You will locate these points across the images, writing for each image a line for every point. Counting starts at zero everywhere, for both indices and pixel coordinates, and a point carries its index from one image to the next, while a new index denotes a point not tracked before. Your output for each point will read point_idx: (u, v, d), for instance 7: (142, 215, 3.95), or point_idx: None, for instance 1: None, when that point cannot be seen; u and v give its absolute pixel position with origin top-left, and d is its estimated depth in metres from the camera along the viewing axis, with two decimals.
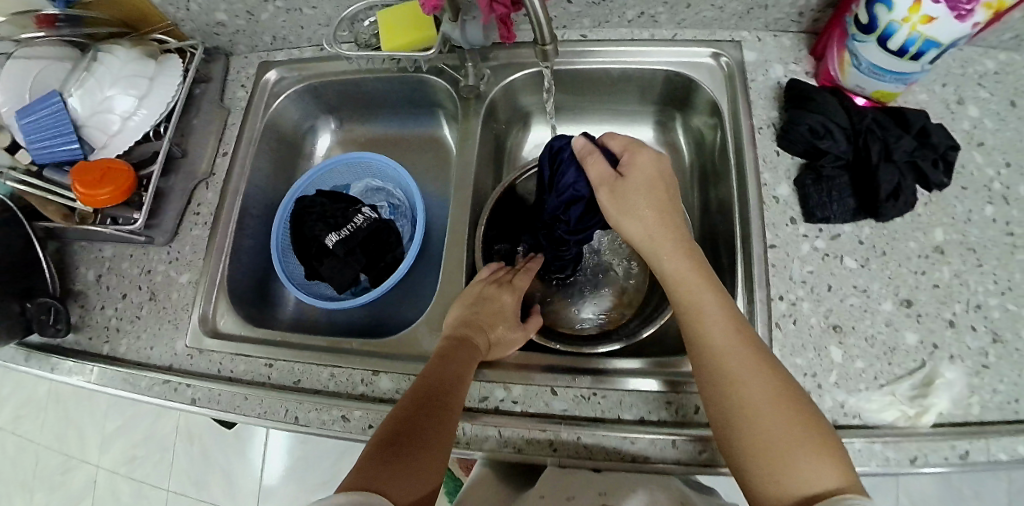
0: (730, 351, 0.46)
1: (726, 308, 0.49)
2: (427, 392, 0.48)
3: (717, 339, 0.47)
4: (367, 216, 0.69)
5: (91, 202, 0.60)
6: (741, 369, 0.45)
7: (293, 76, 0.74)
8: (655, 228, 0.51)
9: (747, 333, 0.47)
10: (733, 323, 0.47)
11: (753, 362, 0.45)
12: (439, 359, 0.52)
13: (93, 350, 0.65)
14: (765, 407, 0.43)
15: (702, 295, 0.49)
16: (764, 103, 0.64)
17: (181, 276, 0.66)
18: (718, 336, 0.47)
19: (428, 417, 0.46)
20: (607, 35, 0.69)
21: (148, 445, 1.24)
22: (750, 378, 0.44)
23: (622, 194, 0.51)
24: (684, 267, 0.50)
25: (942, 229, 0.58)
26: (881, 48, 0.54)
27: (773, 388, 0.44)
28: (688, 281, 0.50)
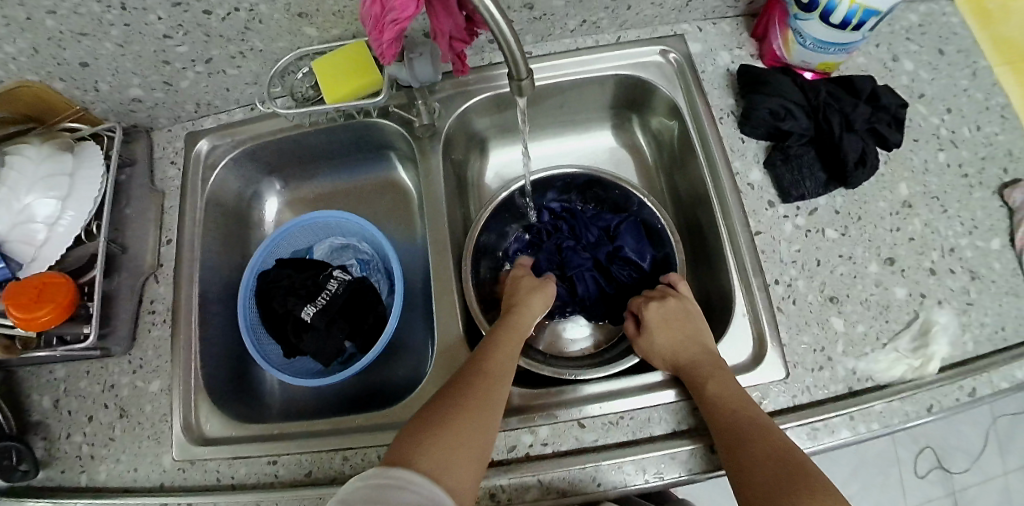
0: (733, 425, 0.46)
1: (738, 394, 0.49)
2: (474, 381, 0.47)
3: (728, 429, 0.46)
4: (340, 279, 0.65)
5: (31, 326, 0.53)
6: (751, 455, 0.43)
7: (226, 143, 0.69)
8: (675, 346, 0.55)
9: (762, 419, 0.46)
10: (741, 405, 0.47)
11: (761, 441, 0.44)
12: (483, 352, 0.51)
13: (69, 485, 0.57)
14: (776, 489, 0.40)
15: (712, 383, 0.50)
16: (720, 93, 0.65)
17: (150, 384, 0.60)
18: (730, 428, 0.46)
19: (476, 402, 0.45)
20: (554, 47, 0.69)
21: None
22: (761, 461, 0.42)
23: (644, 345, 0.58)
24: (696, 368, 0.52)
25: (906, 184, 0.61)
26: (824, 23, 0.56)
27: (784, 472, 0.41)
28: (703, 379, 0.51)
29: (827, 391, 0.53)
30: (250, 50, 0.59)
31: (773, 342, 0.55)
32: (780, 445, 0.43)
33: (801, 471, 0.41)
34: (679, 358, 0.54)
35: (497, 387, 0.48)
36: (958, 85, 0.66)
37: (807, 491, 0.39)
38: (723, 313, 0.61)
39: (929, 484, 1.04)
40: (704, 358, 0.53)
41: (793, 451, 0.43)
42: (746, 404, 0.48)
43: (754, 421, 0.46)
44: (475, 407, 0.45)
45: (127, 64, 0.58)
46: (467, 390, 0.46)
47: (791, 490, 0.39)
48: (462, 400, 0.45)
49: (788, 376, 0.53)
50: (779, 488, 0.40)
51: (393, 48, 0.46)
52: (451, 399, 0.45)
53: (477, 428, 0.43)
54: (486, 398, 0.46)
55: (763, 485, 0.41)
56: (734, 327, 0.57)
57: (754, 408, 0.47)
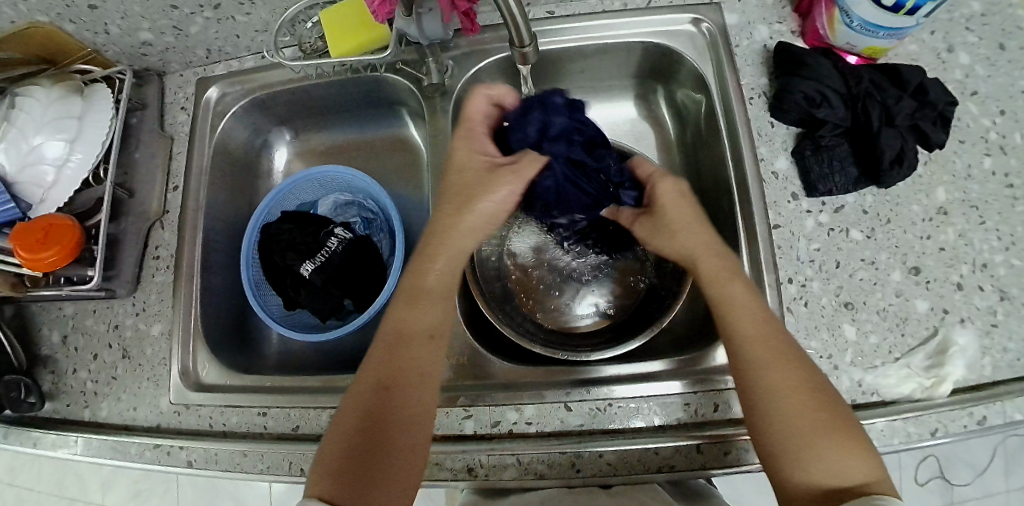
0: (761, 345, 0.44)
1: (758, 315, 0.46)
2: (384, 393, 0.45)
3: (755, 355, 0.44)
4: (340, 238, 0.64)
5: (38, 267, 0.55)
6: (779, 384, 0.43)
7: (236, 91, 0.67)
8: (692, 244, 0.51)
9: (784, 342, 0.45)
10: (763, 328, 0.45)
11: (788, 364, 0.44)
12: (386, 348, 0.47)
13: (74, 418, 0.62)
14: (806, 429, 0.41)
15: (739, 292, 0.47)
16: (753, 70, 0.60)
17: (152, 328, 0.62)
18: (756, 355, 0.44)
19: (394, 416, 0.44)
20: (577, 9, 0.64)
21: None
22: (787, 386, 0.42)
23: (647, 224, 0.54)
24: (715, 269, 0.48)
25: (944, 188, 0.57)
26: (875, 4, 0.51)
27: (813, 403, 0.42)
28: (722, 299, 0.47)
29: None
30: None
31: None
32: (803, 374, 0.43)
33: (828, 405, 0.42)
34: (695, 252, 0.50)
35: (414, 388, 0.46)
36: (1018, 84, 0.59)
37: (834, 432, 0.41)
38: None
39: (927, 492, 1.02)
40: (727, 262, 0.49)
41: (813, 378, 0.43)
42: (769, 326, 0.46)
43: (778, 345, 0.44)
44: (391, 423, 0.44)
45: (135, 8, 0.57)
46: (382, 407, 0.44)
47: (816, 429, 0.41)
48: (377, 417, 0.44)
49: None
50: (807, 426, 0.41)
51: (386, 8, 0.50)
52: (365, 420, 0.44)
53: (403, 438, 0.44)
54: (400, 406, 0.45)
55: (790, 420, 0.41)
56: None
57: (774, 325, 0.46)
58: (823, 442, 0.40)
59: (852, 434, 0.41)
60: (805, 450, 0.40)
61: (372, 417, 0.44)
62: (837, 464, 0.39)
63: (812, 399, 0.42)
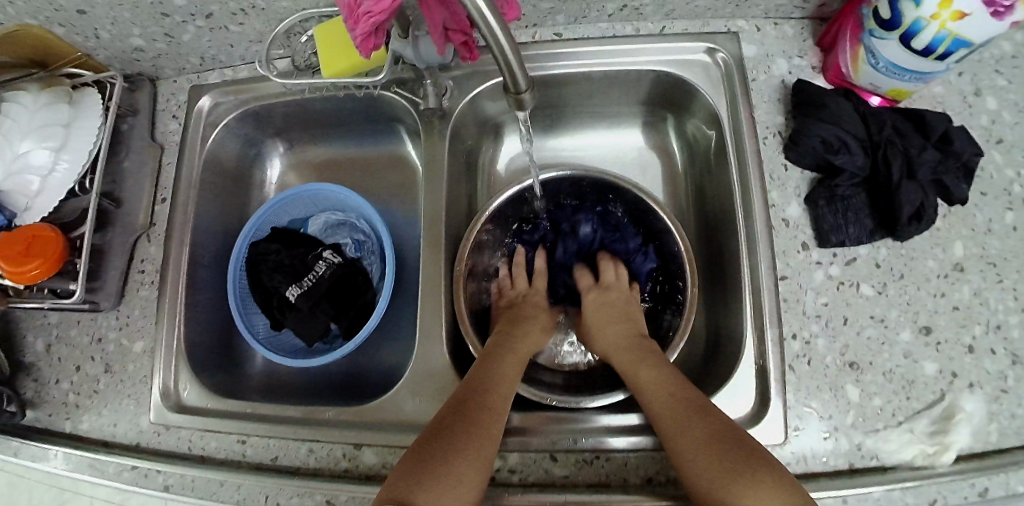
0: (664, 411, 0.46)
1: (671, 384, 0.48)
2: (475, 403, 0.47)
3: (665, 424, 0.45)
4: (328, 262, 0.62)
5: (21, 279, 0.54)
6: (684, 444, 0.43)
7: (230, 101, 0.65)
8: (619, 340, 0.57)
9: (694, 402, 0.46)
10: (670, 395, 0.47)
11: (694, 418, 0.44)
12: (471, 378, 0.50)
13: (54, 429, 0.61)
14: (713, 474, 0.40)
15: (644, 368, 0.51)
16: (769, 107, 0.57)
17: (135, 344, 0.61)
18: (666, 422, 0.45)
19: (475, 423, 0.45)
20: (587, 32, 0.61)
21: None
22: (690, 440, 0.43)
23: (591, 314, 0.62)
24: (627, 354, 0.54)
25: (962, 243, 0.54)
26: (904, 46, 0.48)
27: (721, 448, 0.41)
28: (642, 378, 0.51)
29: (824, 464, 0.49)
30: (251, 8, 0.54)
31: (777, 403, 0.50)
32: (713, 426, 0.43)
33: (735, 451, 0.41)
34: (616, 352, 0.56)
35: (496, 407, 0.48)
36: None
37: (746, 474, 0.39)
38: (729, 355, 0.57)
39: None
40: (637, 345, 0.55)
41: (723, 427, 0.43)
42: (675, 392, 0.48)
43: (685, 406, 0.46)
44: (475, 430, 0.45)
45: (125, 14, 0.55)
46: (471, 413, 0.46)
47: (732, 474, 0.39)
48: (462, 419, 0.45)
49: (784, 442, 0.49)
50: (715, 474, 0.40)
51: (371, 42, 0.42)
52: (453, 419, 0.45)
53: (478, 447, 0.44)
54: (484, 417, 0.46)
55: (702, 469, 0.41)
56: (738, 378, 0.53)
57: (688, 391, 0.47)
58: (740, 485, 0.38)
59: (770, 471, 0.39)
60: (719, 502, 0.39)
61: (457, 418, 0.45)
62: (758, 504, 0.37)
63: (717, 444, 0.42)
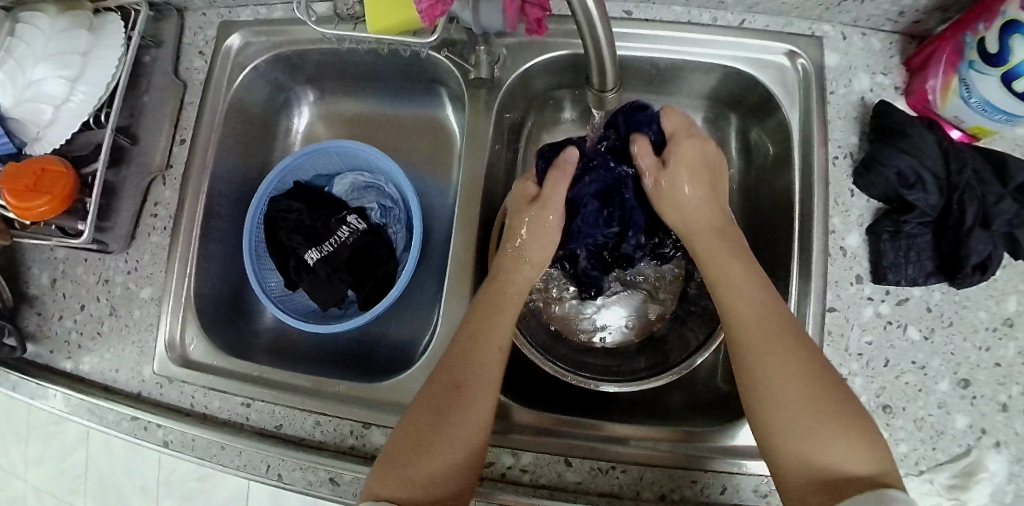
0: (758, 325, 0.42)
1: (759, 295, 0.43)
2: (451, 394, 0.43)
3: (748, 341, 0.41)
4: (352, 228, 0.59)
5: (27, 215, 0.51)
6: (771, 364, 0.39)
7: (261, 42, 0.60)
8: (694, 228, 0.49)
9: (794, 334, 0.41)
10: (762, 307, 0.43)
11: (784, 341, 0.40)
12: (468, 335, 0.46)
13: (55, 367, 0.59)
14: (805, 412, 0.37)
15: (727, 264, 0.46)
16: (844, 126, 0.54)
17: (142, 290, 0.59)
18: (747, 333, 0.42)
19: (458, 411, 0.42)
20: (659, 14, 0.56)
21: (89, 474, 1.01)
22: (787, 365, 0.39)
23: (665, 181, 0.50)
24: (704, 244, 0.48)
25: (1017, 297, 0.51)
26: (1003, 87, 0.43)
27: (819, 387, 0.38)
28: (717, 280, 0.46)
29: None
30: None
31: None
32: (806, 357, 0.39)
33: (834, 400, 0.38)
34: (693, 232, 0.49)
35: (475, 396, 0.43)
36: None
37: (838, 427, 0.36)
38: None
39: None
40: (712, 215, 0.49)
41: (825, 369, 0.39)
42: (767, 309, 0.42)
43: (776, 328, 0.41)
44: (451, 424, 0.41)
45: None
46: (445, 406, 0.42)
47: (826, 417, 0.37)
48: (441, 416, 0.42)
49: None
50: (806, 407, 0.37)
51: (437, 10, 0.40)
52: (433, 416, 0.42)
53: (450, 444, 0.41)
54: (464, 409, 0.42)
55: (789, 400, 0.38)
56: None
57: (773, 303, 0.43)
58: (833, 423, 0.36)
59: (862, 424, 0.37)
60: (802, 441, 0.37)
61: (440, 410, 0.42)
62: (841, 453, 0.35)
63: (805, 378, 0.38)
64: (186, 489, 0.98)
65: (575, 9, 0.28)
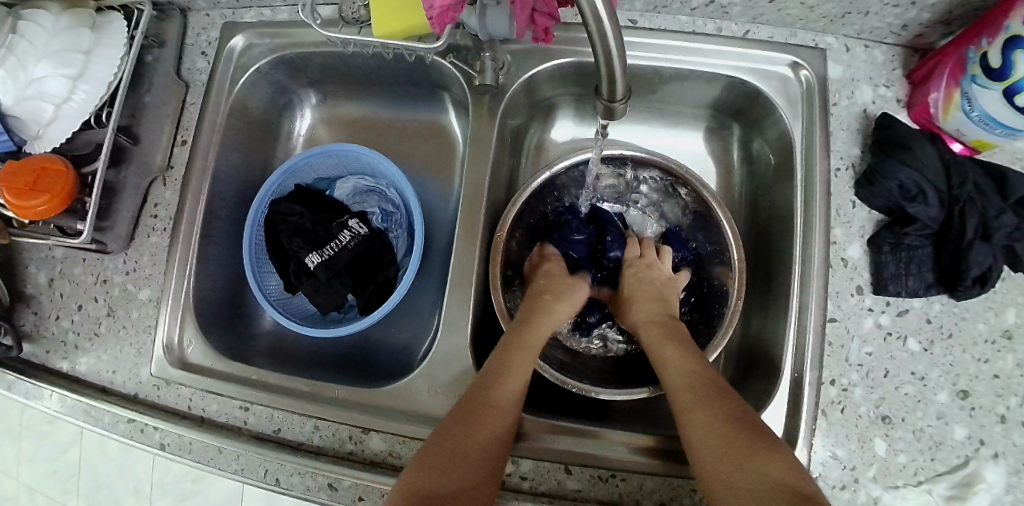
0: (682, 384, 0.45)
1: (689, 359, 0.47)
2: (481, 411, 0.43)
3: (675, 394, 0.45)
4: (354, 232, 0.59)
5: (26, 213, 0.50)
6: (693, 415, 0.42)
7: (265, 44, 0.60)
8: (646, 323, 0.54)
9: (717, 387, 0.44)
10: (695, 369, 0.46)
11: (706, 391, 0.43)
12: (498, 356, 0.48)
13: (51, 367, 0.59)
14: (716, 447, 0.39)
15: (669, 345, 0.50)
16: (846, 137, 0.54)
17: (140, 292, 0.59)
18: (674, 397, 0.45)
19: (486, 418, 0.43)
20: (664, 23, 0.56)
21: (81, 473, 1.01)
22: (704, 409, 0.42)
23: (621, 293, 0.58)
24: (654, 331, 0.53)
25: (1016, 310, 0.51)
26: (1005, 100, 0.43)
27: (732, 424, 0.40)
28: (656, 359, 0.50)
29: None
30: None
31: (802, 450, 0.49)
32: (724, 403, 0.42)
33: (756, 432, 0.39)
34: (642, 326, 0.54)
35: (498, 413, 0.44)
36: None
37: (760, 455, 0.37)
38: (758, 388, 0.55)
39: None
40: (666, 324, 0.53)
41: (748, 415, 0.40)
42: (698, 370, 0.46)
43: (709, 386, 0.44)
44: (473, 435, 0.42)
45: None
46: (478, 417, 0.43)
47: (741, 447, 0.38)
48: (466, 428, 0.42)
49: None
50: (719, 444, 0.39)
51: (448, 16, 0.40)
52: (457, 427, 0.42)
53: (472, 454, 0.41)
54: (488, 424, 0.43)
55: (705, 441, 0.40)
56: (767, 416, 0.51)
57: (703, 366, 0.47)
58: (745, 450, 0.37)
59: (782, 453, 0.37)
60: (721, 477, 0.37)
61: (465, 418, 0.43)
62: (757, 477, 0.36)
63: (722, 416, 0.40)
64: (180, 490, 0.97)
65: (584, 12, 0.27)
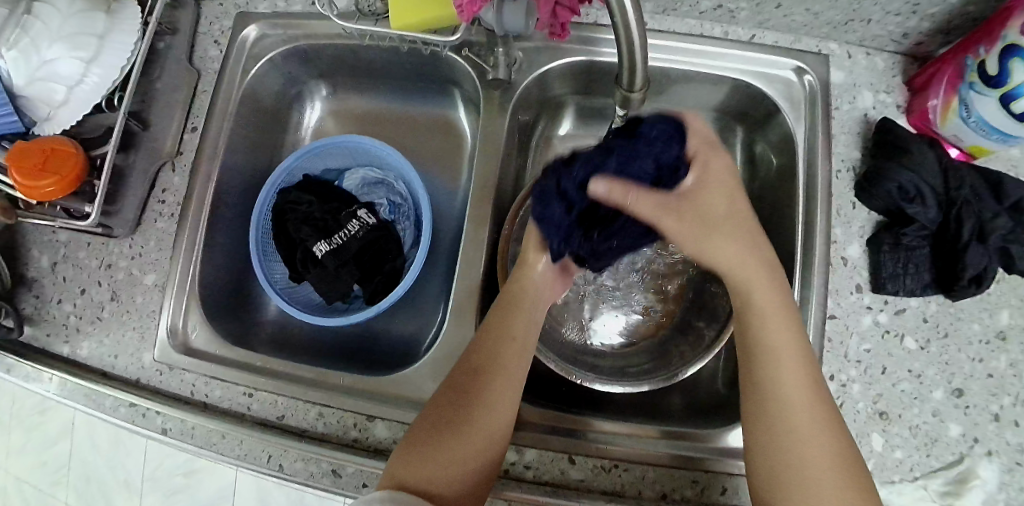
0: (802, 385, 0.40)
1: (800, 343, 0.42)
2: (479, 380, 0.44)
3: (795, 399, 0.39)
4: (363, 222, 0.60)
5: (34, 194, 0.50)
6: (816, 437, 0.38)
7: (278, 35, 0.61)
8: (740, 266, 0.43)
9: (820, 381, 0.41)
10: (806, 367, 0.41)
11: (823, 411, 0.39)
12: (498, 326, 0.47)
13: (51, 351, 0.58)
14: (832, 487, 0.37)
15: (781, 314, 0.42)
16: (846, 140, 0.55)
17: (145, 276, 0.59)
18: (794, 396, 0.39)
19: (486, 399, 0.43)
20: (672, 26, 0.58)
21: (70, 465, 0.99)
22: (823, 439, 0.38)
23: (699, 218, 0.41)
24: (756, 278, 0.42)
25: (1009, 311, 0.53)
26: (1001, 107, 0.45)
27: (845, 462, 0.38)
28: (763, 323, 0.42)
29: None
30: None
31: None
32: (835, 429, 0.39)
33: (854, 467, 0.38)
34: (739, 268, 0.43)
35: (498, 394, 0.44)
36: None
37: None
38: None
39: None
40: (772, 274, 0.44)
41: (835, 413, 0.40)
42: (809, 368, 0.41)
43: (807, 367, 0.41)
44: (480, 408, 0.43)
45: None
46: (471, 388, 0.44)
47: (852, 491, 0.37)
48: (470, 401, 0.43)
49: None
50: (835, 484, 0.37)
51: (475, 6, 0.43)
52: (455, 401, 0.43)
53: (480, 430, 0.42)
54: (494, 393, 0.44)
55: (823, 476, 0.37)
56: None
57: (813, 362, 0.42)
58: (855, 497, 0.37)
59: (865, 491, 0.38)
60: None
61: (464, 398, 0.43)
62: None
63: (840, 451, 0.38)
64: (171, 485, 0.96)
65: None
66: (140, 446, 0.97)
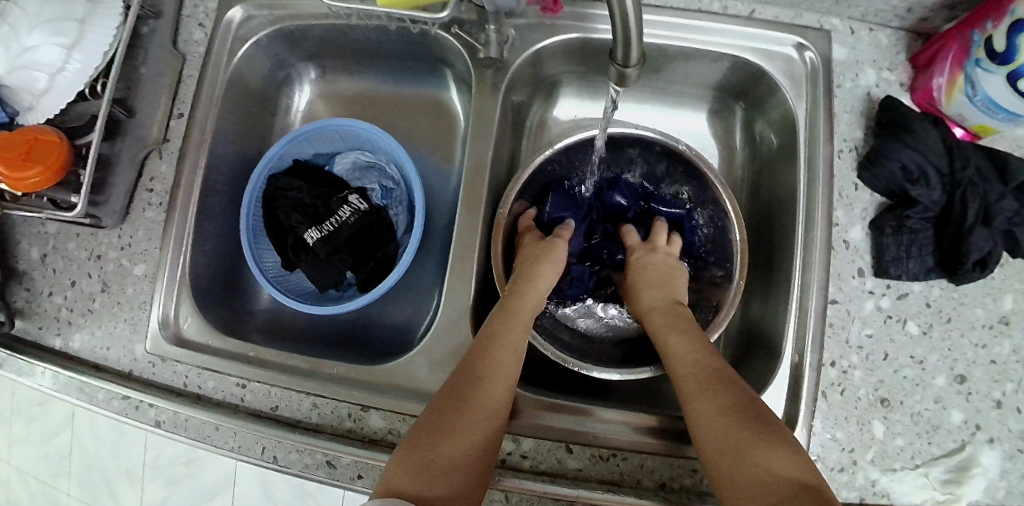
0: (693, 375, 0.45)
1: (696, 345, 0.48)
2: (470, 387, 0.43)
3: (685, 386, 0.45)
4: (354, 208, 0.58)
5: (20, 186, 0.49)
6: (709, 406, 0.42)
7: (264, 16, 0.59)
8: (658, 311, 0.53)
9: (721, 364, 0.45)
10: (700, 356, 0.46)
11: (718, 384, 0.43)
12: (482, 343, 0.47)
13: (44, 344, 0.58)
14: (731, 436, 0.39)
15: (674, 333, 0.50)
16: (849, 120, 0.54)
17: (135, 267, 0.58)
18: (687, 382, 0.45)
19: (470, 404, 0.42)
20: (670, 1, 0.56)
21: (72, 455, 1.00)
22: (721, 403, 0.42)
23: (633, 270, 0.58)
24: (664, 320, 0.52)
25: (1014, 296, 0.52)
26: (1009, 84, 0.43)
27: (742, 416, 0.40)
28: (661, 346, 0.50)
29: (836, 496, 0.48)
30: None
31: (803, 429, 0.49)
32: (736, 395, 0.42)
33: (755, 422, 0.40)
34: (654, 312, 0.53)
35: (481, 406, 0.43)
36: None
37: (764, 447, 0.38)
38: (759, 371, 0.55)
39: None
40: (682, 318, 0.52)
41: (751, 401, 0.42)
42: (702, 359, 0.46)
43: (709, 372, 0.44)
44: (464, 413, 0.42)
45: None
46: (459, 392, 0.43)
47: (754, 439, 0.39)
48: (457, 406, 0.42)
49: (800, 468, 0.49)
50: (739, 438, 0.39)
51: None
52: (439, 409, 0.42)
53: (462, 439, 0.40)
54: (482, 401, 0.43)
55: (722, 434, 0.40)
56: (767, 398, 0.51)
57: (711, 356, 0.46)
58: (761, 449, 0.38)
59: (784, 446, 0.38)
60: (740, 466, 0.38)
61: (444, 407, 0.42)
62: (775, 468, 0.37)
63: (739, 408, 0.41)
64: (172, 474, 0.96)
65: None
66: (140, 437, 0.97)
